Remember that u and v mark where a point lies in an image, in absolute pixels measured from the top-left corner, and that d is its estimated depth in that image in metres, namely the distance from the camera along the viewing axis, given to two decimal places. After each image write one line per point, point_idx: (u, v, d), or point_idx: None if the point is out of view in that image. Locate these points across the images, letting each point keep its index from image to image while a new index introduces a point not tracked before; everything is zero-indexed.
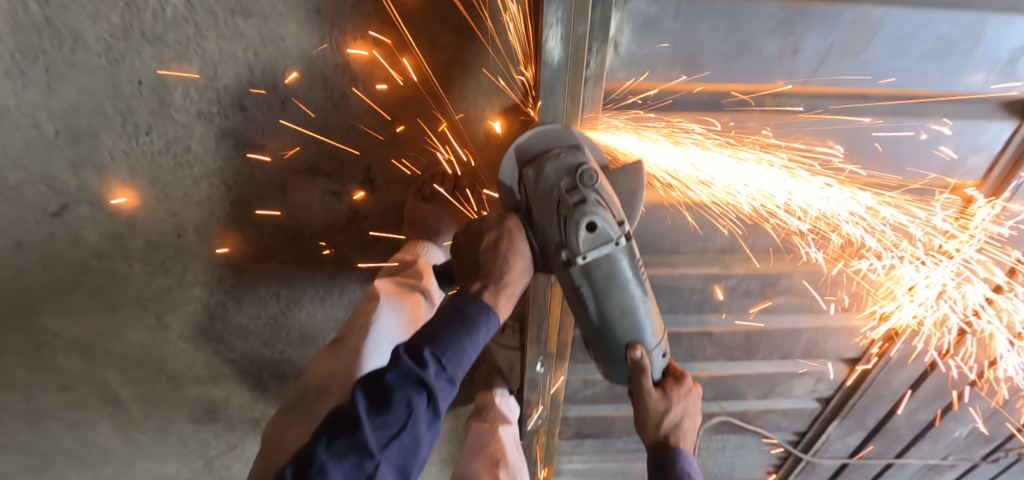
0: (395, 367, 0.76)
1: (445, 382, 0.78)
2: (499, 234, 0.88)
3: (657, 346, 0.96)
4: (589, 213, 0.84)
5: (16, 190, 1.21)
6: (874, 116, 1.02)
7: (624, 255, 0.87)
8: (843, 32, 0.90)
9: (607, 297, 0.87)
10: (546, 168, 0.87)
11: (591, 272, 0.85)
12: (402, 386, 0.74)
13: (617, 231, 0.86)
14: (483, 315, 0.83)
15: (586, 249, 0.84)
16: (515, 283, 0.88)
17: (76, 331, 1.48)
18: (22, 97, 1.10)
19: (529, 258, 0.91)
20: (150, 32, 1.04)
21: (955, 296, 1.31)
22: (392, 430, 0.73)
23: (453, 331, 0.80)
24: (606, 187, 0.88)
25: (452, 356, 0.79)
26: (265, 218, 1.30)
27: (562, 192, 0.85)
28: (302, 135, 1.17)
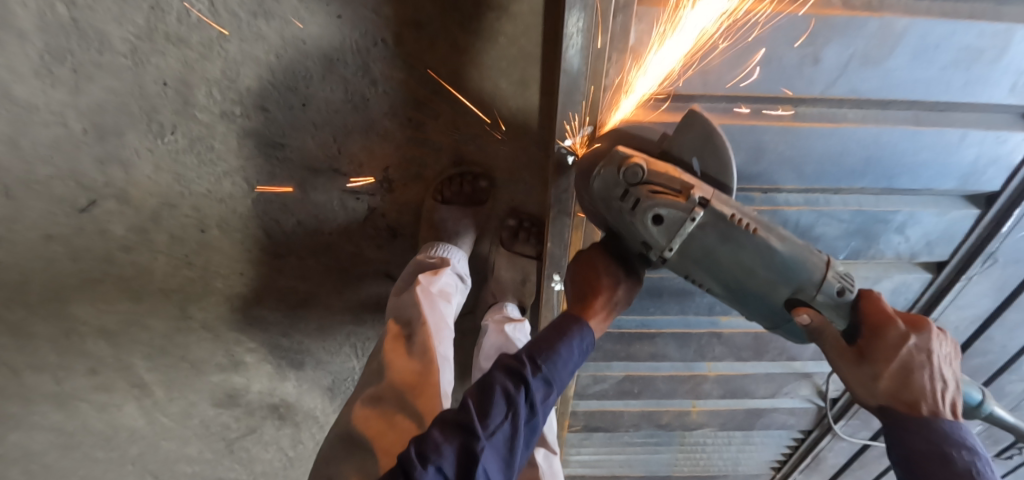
0: (499, 366, 0.87)
1: (541, 380, 0.86)
2: (583, 260, 1.04)
3: (821, 293, 0.88)
4: (649, 210, 0.85)
5: (46, 185, 1.25)
6: (893, 126, 1.01)
7: (706, 225, 0.85)
8: (865, 42, 0.91)
9: (719, 269, 0.89)
10: (593, 185, 0.90)
11: (686, 253, 0.89)
12: (502, 379, 0.85)
13: (688, 208, 0.83)
14: (576, 324, 0.95)
15: (669, 239, 0.87)
16: (606, 293, 1.00)
17: (104, 319, 1.54)
18: (50, 96, 1.13)
19: (618, 272, 1.01)
20: (175, 34, 1.07)
21: (966, 302, 1.31)
22: (496, 418, 0.81)
23: (549, 336, 0.92)
24: (658, 166, 0.85)
25: (549, 359, 0.88)
26: (285, 215, 1.33)
27: (617, 201, 0.88)
28: (322, 135, 1.19)
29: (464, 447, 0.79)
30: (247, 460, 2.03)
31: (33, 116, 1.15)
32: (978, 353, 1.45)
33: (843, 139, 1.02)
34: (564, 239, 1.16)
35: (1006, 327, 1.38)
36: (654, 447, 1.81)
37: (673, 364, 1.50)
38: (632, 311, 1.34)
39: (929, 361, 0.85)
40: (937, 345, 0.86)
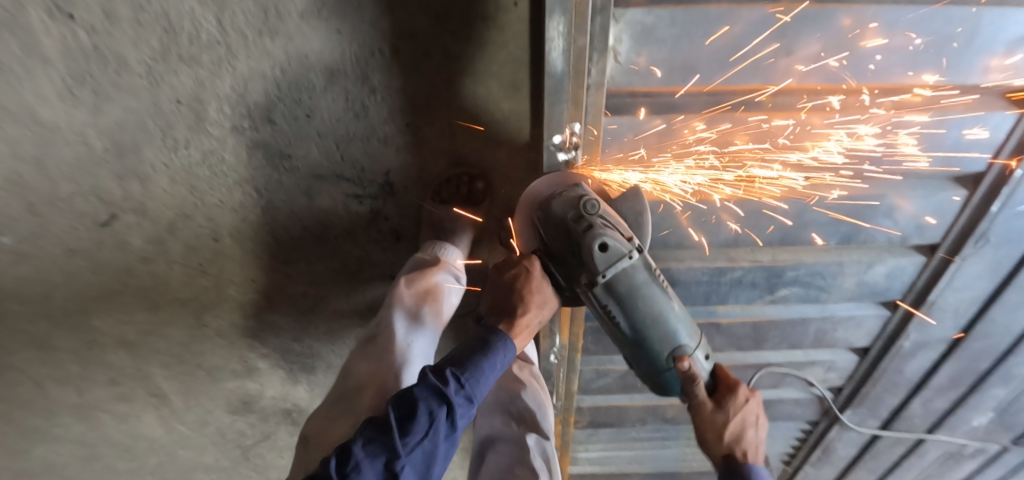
0: (422, 384, 0.92)
1: (463, 399, 0.94)
2: (517, 271, 1.04)
3: (695, 349, 1.05)
4: (598, 237, 0.94)
5: (69, 201, 1.35)
6: (868, 111, 1.05)
7: (636, 268, 0.98)
8: (836, 32, 0.95)
9: (634, 308, 0.98)
10: (553, 205, 0.98)
11: (614, 288, 0.97)
12: (427, 397, 0.90)
13: (627, 247, 0.97)
14: (499, 340, 1.01)
15: (604, 268, 0.95)
16: (532, 312, 1.04)
17: (122, 330, 1.62)
18: (74, 117, 1.22)
19: (549, 293, 1.05)
20: (186, 54, 1.13)
21: (963, 286, 1.32)
22: (417, 436, 0.89)
23: (472, 354, 0.98)
24: (608, 209, 0.99)
25: (471, 376, 0.95)
26: (294, 222, 1.39)
27: (570, 222, 0.96)
28: (326, 144, 1.26)
29: (387, 463, 0.87)
30: (264, 466, 2.09)
31: (57, 136, 1.25)
32: (981, 337, 1.45)
33: (821, 125, 1.06)
34: None
35: (1007, 311, 1.38)
36: (661, 443, 1.82)
37: None
38: None
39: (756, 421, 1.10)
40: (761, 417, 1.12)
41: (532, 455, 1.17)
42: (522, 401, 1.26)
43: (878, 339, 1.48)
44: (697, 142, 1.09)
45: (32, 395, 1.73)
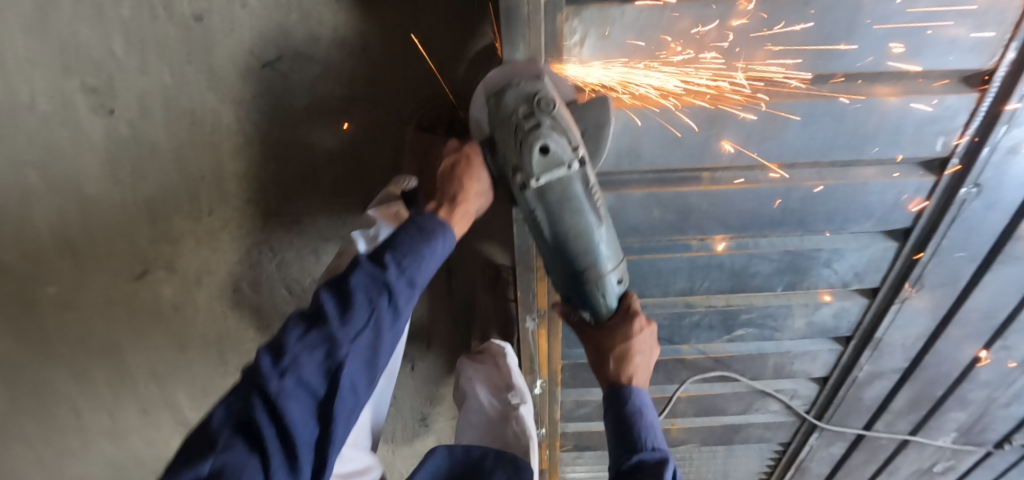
0: (360, 271, 0.86)
1: (404, 284, 0.88)
2: (455, 160, 0.97)
3: (614, 271, 0.90)
4: (541, 139, 0.75)
5: (109, 258, 1.57)
6: (801, 184, 1.18)
7: (578, 182, 0.79)
8: (760, 122, 1.08)
9: (559, 224, 0.80)
10: (503, 94, 0.78)
11: (544, 196, 0.78)
12: (364, 287, 0.85)
13: (572, 156, 0.77)
14: (439, 228, 0.93)
15: (540, 173, 0.76)
16: (471, 200, 0.98)
17: (154, 363, 1.81)
18: (114, 192, 1.42)
19: (488, 181, 1.00)
20: (209, 142, 1.32)
21: (906, 322, 1.45)
22: (354, 326, 0.83)
23: (410, 241, 0.90)
24: (563, 111, 0.79)
25: (410, 260, 0.88)
26: (303, 274, 1.58)
27: (519, 118, 0.76)
28: (330, 212, 1.43)
29: (328, 356, 0.82)
30: None
31: (99, 207, 1.45)
32: (932, 365, 1.56)
33: (758, 195, 1.19)
34: (531, 289, 1.34)
35: (952, 344, 1.50)
36: None
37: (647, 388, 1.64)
38: None
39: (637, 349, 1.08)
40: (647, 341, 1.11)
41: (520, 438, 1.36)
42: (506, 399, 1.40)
43: (834, 371, 1.60)
44: (650, 214, 1.21)
45: (68, 416, 1.97)
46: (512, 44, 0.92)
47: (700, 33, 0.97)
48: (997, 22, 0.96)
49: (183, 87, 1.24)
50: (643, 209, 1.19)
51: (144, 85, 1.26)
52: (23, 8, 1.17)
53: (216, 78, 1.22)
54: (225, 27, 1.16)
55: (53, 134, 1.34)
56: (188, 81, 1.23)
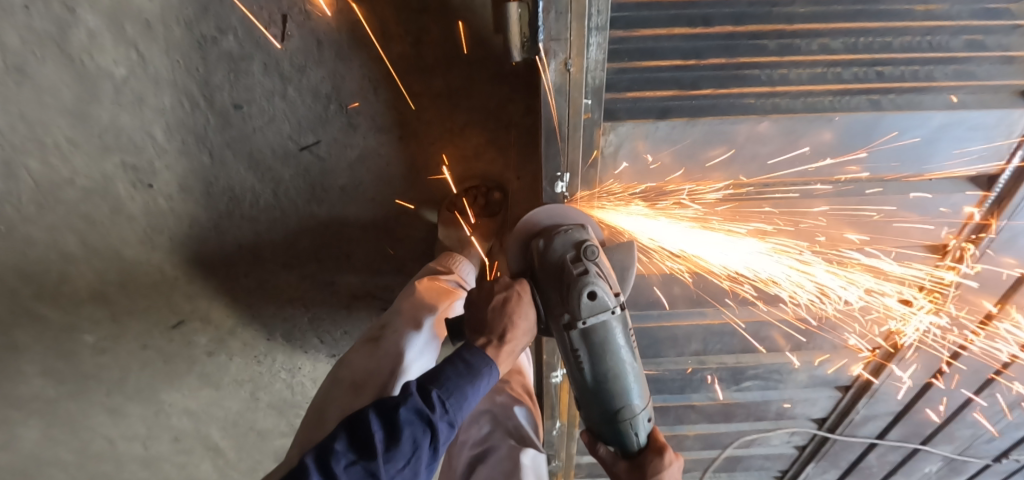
0: (408, 404, 0.84)
1: (447, 424, 0.87)
2: (507, 294, 0.99)
3: (644, 410, 1.01)
4: (589, 284, 0.91)
5: (146, 312, 1.59)
6: (808, 261, 1.27)
7: (618, 325, 0.94)
8: (772, 209, 1.19)
9: (600, 361, 0.93)
10: (555, 240, 0.96)
11: (588, 336, 0.92)
12: (411, 424, 0.83)
13: (614, 301, 0.94)
14: (485, 365, 0.93)
15: (586, 315, 0.91)
16: (518, 338, 0.98)
17: (188, 402, 1.86)
18: (153, 256, 1.47)
19: (534, 320, 1.01)
20: (247, 214, 1.38)
21: (902, 377, 1.56)
22: (399, 462, 0.81)
23: (457, 378, 0.90)
24: (604, 260, 0.97)
25: (455, 401, 0.89)
26: (334, 327, 1.67)
27: (568, 262, 0.94)
28: (362, 275, 1.51)
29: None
30: None
31: (138, 268, 1.50)
32: (922, 411, 1.67)
33: (768, 269, 1.29)
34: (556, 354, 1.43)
35: (943, 393, 1.61)
36: None
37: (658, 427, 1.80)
38: None
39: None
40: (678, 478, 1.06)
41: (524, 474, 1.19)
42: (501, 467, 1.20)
43: (831, 412, 1.74)
44: (668, 291, 1.32)
45: (103, 454, 1.96)
46: (555, 158, 1.04)
47: (729, 144, 1.06)
48: (1003, 134, 1.05)
49: (222, 168, 1.30)
50: (661, 286, 1.31)
51: (183, 165, 1.30)
52: (63, 96, 1.18)
53: (255, 161, 1.28)
54: (264, 119, 1.21)
55: (91, 207, 1.36)
56: (227, 163, 1.29)
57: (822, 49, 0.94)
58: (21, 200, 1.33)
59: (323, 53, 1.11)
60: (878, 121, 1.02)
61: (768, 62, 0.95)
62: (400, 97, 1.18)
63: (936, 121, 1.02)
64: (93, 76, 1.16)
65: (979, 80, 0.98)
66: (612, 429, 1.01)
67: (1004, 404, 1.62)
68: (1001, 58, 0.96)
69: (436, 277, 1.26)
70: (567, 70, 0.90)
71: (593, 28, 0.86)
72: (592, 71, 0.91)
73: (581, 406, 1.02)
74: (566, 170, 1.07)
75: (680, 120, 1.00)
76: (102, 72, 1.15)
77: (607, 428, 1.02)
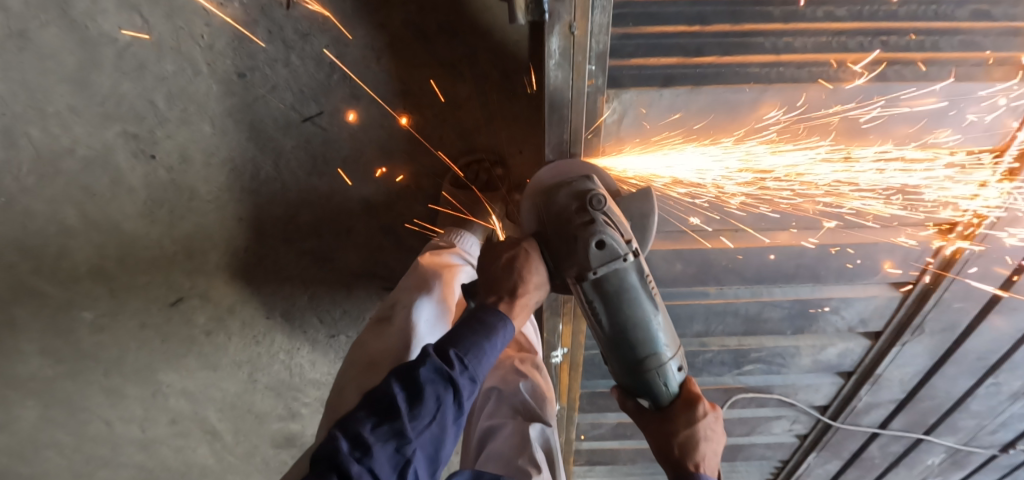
0: (426, 364, 0.84)
1: (468, 380, 0.87)
2: (513, 252, 0.97)
3: (671, 360, 1.00)
4: (597, 233, 0.92)
5: (145, 288, 1.58)
6: (815, 241, 1.26)
7: (632, 272, 0.94)
8: (780, 187, 1.17)
9: (618, 310, 0.93)
10: (558, 194, 0.98)
11: (602, 287, 0.92)
12: (432, 382, 0.83)
13: (625, 248, 0.93)
14: (500, 322, 0.92)
15: (597, 264, 0.92)
16: (531, 293, 0.97)
17: (186, 382, 1.85)
18: (152, 230, 1.46)
19: (545, 274, 0.98)
20: (249, 187, 1.37)
21: (906, 361, 1.54)
22: (425, 418, 0.81)
23: (473, 336, 0.89)
24: (613, 208, 0.97)
25: (474, 357, 0.88)
26: (334, 307, 1.66)
27: (574, 215, 0.95)
28: (363, 252, 1.50)
29: (398, 449, 0.79)
30: None
31: (137, 242, 1.48)
32: (926, 398, 1.66)
33: (776, 247, 1.27)
34: (557, 331, 1.42)
35: (947, 379, 1.59)
36: (651, 476, 2.07)
37: None
38: None
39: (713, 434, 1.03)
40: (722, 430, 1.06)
41: (532, 445, 1.13)
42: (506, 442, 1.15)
43: (834, 399, 1.72)
44: (672, 268, 1.31)
45: (100, 435, 1.94)
46: (559, 126, 1.03)
47: (736, 112, 1.05)
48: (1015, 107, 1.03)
49: (223, 138, 1.29)
50: (665, 263, 1.29)
51: (184, 135, 1.29)
52: (65, 62, 1.18)
53: (257, 132, 1.27)
54: (267, 86, 1.20)
55: (92, 178, 1.35)
56: (229, 133, 1.28)
57: (827, 17, 0.93)
58: (21, 170, 1.32)
59: (326, 21, 1.11)
60: (886, 92, 1.02)
61: (773, 29, 0.94)
62: (403, 67, 1.17)
63: (945, 93, 1.02)
64: (95, 41, 1.16)
65: (986, 52, 0.97)
66: (637, 380, 1.00)
67: (1009, 392, 1.63)
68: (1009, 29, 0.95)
69: (437, 250, 1.24)
70: (571, 34, 0.88)
71: None
72: (597, 35, 0.89)
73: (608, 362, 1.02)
74: (570, 137, 1.06)
75: (685, 87, 0.99)
76: (105, 37, 1.15)
77: (635, 381, 1.01)
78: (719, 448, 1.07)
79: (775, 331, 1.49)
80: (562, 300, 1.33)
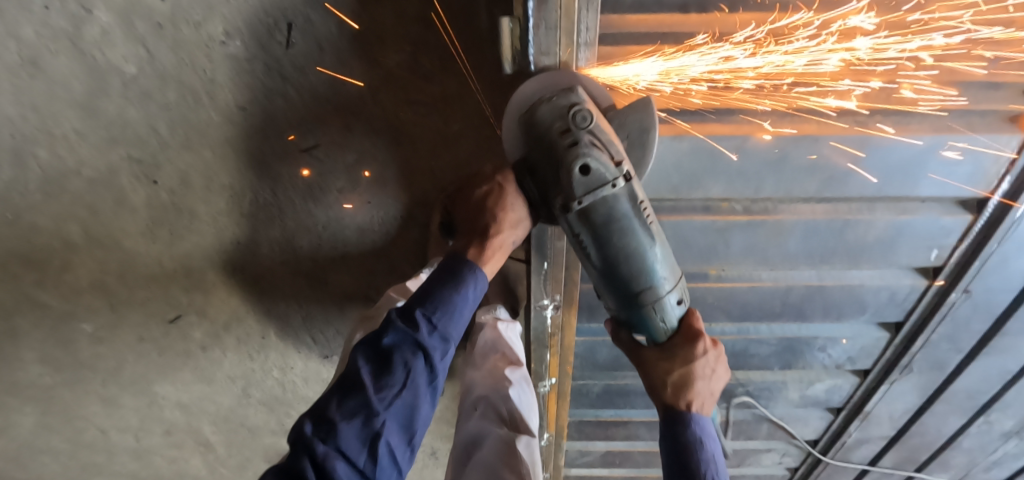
0: (392, 331, 0.88)
1: (438, 339, 0.90)
2: (489, 188, 0.99)
3: (670, 293, 0.93)
4: (580, 157, 0.80)
5: (144, 303, 1.61)
6: (801, 282, 1.28)
7: (624, 199, 0.83)
8: (762, 234, 1.19)
9: (608, 243, 0.84)
10: (540, 110, 0.85)
11: (589, 219, 0.83)
12: (398, 347, 0.87)
13: (615, 173, 0.81)
14: (470, 271, 0.96)
15: (582, 194, 0.81)
16: (505, 232, 0.98)
17: (181, 395, 1.87)
18: (153, 248, 1.49)
19: (523, 208, 0.99)
20: (246, 211, 1.41)
21: (895, 399, 1.55)
22: (394, 388, 0.85)
23: (441, 290, 0.92)
24: (602, 124, 0.84)
25: (441, 313, 0.90)
26: (327, 326, 1.69)
27: (556, 135, 0.83)
28: (357, 276, 1.53)
29: (365, 422, 0.82)
30: None
31: (139, 260, 1.52)
32: (917, 434, 1.65)
33: (762, 285, 1.28)
34: (544, 361, 1.43)
35: (937, 417, 1.59)
36: None
37: (647, 444, 1.78)
38: (608, 406, 1.64)
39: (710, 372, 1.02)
40: (722, 365, 1.04)
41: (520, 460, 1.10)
42: (492, 454, 1.12)
43: (824, 434, 1.71)
44: None
45: (96, 444, 1.97)
46: None
47: (723, 161, 1.07)
48: (990, 159, 1.06)
49: (223, 165, 1.32)
50: None
51: (185, 161, 1.33)
52: (73, 89, 1.22)
53: (256, 159, 1.31)
54: (266, 118, 1.25)
55: (95, 197, 1.39)
56: (228, 161, 1.32)
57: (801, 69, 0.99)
58: (28, 189, 1.36)
59: (324, 58, 1.15)
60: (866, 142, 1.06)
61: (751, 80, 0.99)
62: (397, 102, 1.20)
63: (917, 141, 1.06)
64: (103, 71, 1.21)
65: (957, 104, 1.02)
66: (633, 315, 0.94)
67: (1002, 430, 1.62)
68: (981, 85, 1.00)
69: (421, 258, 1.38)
70: None
71: (582, 43, 0.91)
72: None
73: (603, 294, 0.95)
74: None
75: (667, 133, 1.03)
76: (113, 67, 1.20)
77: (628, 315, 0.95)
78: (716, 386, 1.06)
79: (761, 366, 1.50)
80: (548, 331, 1.36)
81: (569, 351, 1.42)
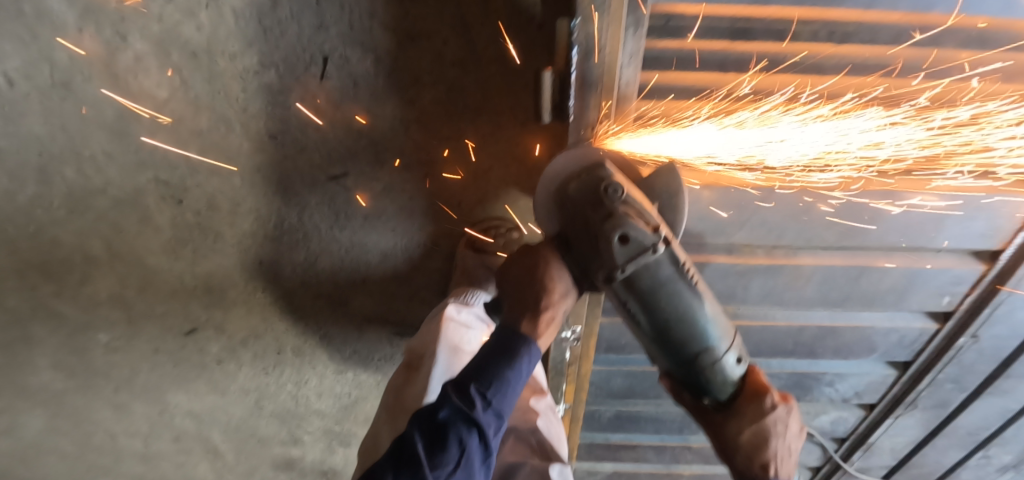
0: (445, 407, 0.85)
1: (492, 416, 0.86)
2: (532, 261, 0.96)
3: (726, 351, 0.95)
4: (618, 228, 0.84)
5: (162, 317, 1.59)
6: (813, 323, 1.40)
7: (664, 264, 0.87)
8: (781, 280, 1.31)
9: (656, 308, 0.88)
10: (572, 188, 0.92)
11: (634, 286, 0.87)
12: (453, 425, 0.83)
13: (654, 238, 0.85)
14: (524, 345, 0.90)
15: (625, 262, 0.85)
16: (556, 304, 0.94)
17: (194, 404, 1.84)
18: (176, 265, 1.49)
19: (569, 279, 0.96)
20: (271, 234, 1.43)
21: (896, 433, 1.60)
22: (448, 466, 0.84)
23: (496, 367, 0.87)
24: (634, 194, 0.89)
25: (497, 392, 0.86)
26: (344, 346, 1.72)
27: (591, 208, 0.88)
28: (378, 299, 1.56)
29: None
30: None
31: (159, 276, 1.50)
32: (915, 466, 1.70)
33: (778, 323, 1.40)
34: (561, 390, 1.49)
35: (938, 451, 1.64)
36: None
37: (653, 466, 1.83)
38: (617, 430, 1.70)
39: (782, 427, 0.99)
40: (795, 424, 1.02)
41: None
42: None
43: (827, 461, 1.76)
44: None
45: (102, 448, 1.92)
46: None
47: (745, 213, 1.20)
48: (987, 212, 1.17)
49: (250, 191, 1.35)
50: None
51: (214, 186, 1.34)
52: (104, 112, 1.24)
53: (284, 187, 1.34)
54: (297, 148, 1.28)
55: (120, 216, 1.39)
56: (257, 187, 1.34)
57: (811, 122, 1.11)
58: (51, 205, 1.34)
59: (359, 93, 1.21)
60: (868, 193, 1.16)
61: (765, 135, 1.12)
62: (427, 138, 1.27)
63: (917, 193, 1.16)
64: (136, 97, 1.22)
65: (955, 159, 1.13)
66: (693, 377, 0.96)
67: (1000, 464, 1.66)
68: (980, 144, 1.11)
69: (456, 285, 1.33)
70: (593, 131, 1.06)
71: (621, 96, 1.04)
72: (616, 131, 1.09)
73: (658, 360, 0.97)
74: None
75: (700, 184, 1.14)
76: (145, 93, 1.22)
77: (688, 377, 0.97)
78: (791, 441, 1.03)
79: None
80: (567, 362, 1.42)
81: (585, 379, 1.47)
